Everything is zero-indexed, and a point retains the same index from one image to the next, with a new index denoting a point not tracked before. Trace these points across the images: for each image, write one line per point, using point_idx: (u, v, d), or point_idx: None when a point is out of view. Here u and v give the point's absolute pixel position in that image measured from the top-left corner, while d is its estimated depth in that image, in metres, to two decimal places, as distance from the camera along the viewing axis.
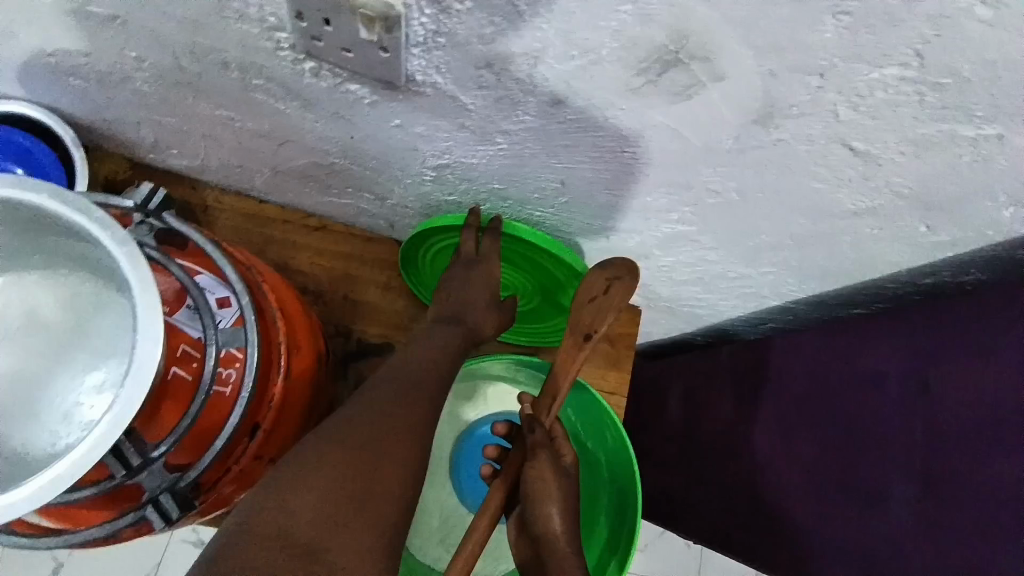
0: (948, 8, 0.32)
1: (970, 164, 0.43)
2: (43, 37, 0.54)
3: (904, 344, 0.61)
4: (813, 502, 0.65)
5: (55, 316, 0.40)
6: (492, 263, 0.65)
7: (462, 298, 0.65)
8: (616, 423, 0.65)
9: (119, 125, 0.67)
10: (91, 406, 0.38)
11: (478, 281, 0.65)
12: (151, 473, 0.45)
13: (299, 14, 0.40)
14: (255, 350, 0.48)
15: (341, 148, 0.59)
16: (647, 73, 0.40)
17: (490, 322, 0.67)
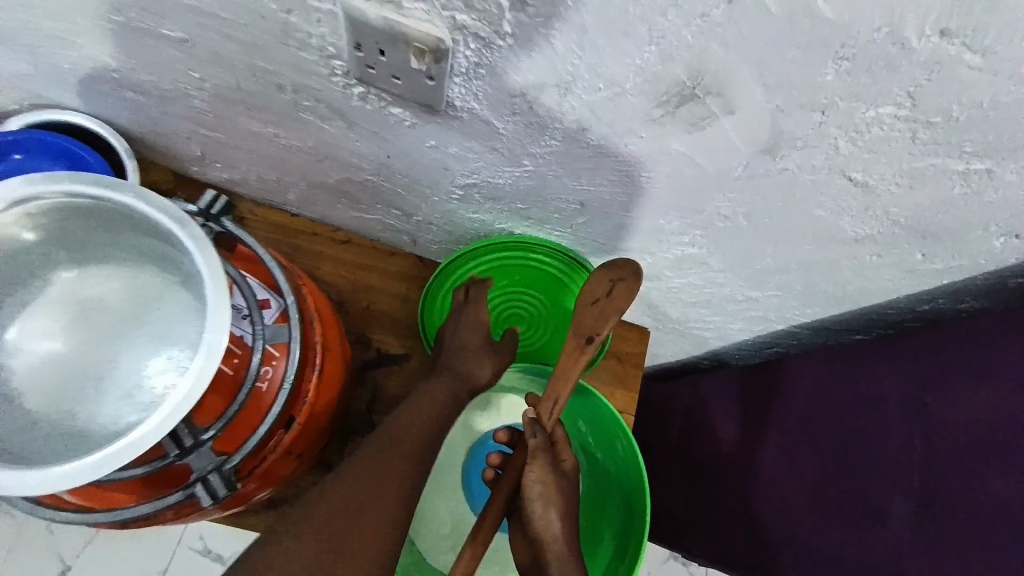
0: (943, 56, 0.36)
1: (963, 196, 0.47)
2: (110, 55, 0.58)
3: (904, 366, 0.63)
4: (812, 519, 0.66)
5: (121, 303, 0.44)
6: (479, 306, 0.75)
7: (462, 335, 0.72)
8: (627, 433, 0.67)
9: (169, 139, 0.71)
10: (153, 389, 0.41)
11: (476, 318, 0.74)
12: (198, 456, 0.48)
13: (358, 45, 0.44)
14: (296, 347, 0.52)
15: (377, 166, 0.64)
16: (666, 105, 0.44)
17: (487, 363, 0.72)
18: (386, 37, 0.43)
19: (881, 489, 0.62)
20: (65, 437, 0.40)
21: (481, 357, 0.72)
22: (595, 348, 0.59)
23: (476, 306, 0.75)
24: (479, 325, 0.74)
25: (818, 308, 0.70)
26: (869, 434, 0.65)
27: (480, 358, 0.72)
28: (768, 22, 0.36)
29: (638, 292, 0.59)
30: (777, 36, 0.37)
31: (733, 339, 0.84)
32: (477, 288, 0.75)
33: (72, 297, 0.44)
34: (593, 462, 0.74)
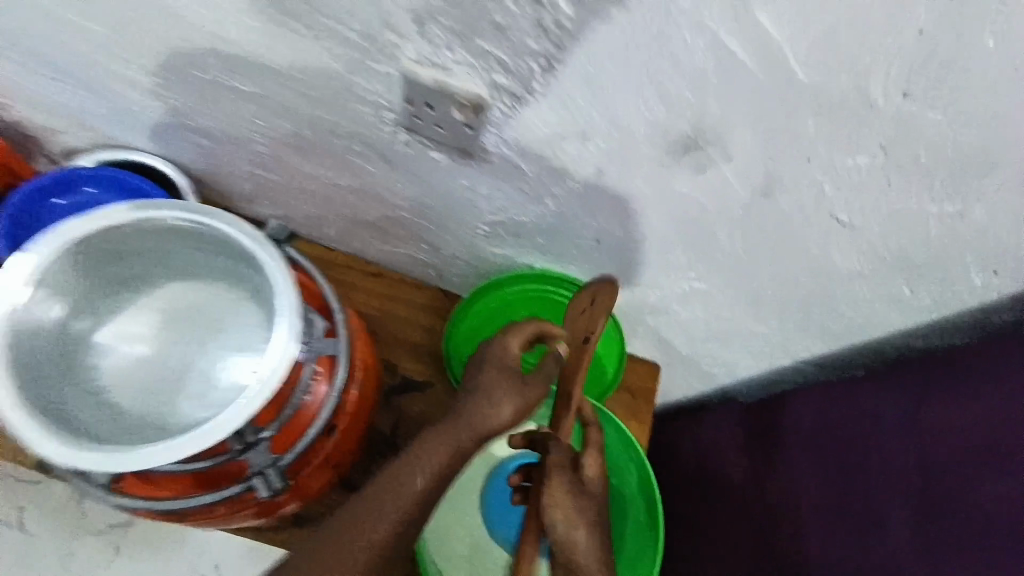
0: (904, 114, 0.42)
1: (941, 236, 0.52)
2: (186, 106, 0.67)
3: (903, 389, 0.66)
4: (813, 525, 0.69)
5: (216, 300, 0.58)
6: (506, 339, 0.61)
7: (488, 368, 0.60)
8: (640, 455, 0.75)
9: (227, 178, 0.80)
10: (243, 372, 0.56)
11: (508, 350, 0.61)
12: (256, 452, 0.54)
13: (409, 100, 0.52)
14: (343, 359, 0.57)
15: (413, 203, 0.72)
16: (673, 152, 0.50)
17: (508, 403, 0.59)
18: (434, 94, 0.50)
19: (887, 487, 0.64)
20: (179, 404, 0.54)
21: (504, 393, 0.59)
22: (594, 345, 0.58)
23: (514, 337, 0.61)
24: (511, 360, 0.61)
25: (820, 341, 0.74)
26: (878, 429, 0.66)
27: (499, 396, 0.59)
28: (762, 89, 0.42)
29: (617, 292, 0.60)
30: (771, 100, 0.43)
31: (741, 373, 0.88)
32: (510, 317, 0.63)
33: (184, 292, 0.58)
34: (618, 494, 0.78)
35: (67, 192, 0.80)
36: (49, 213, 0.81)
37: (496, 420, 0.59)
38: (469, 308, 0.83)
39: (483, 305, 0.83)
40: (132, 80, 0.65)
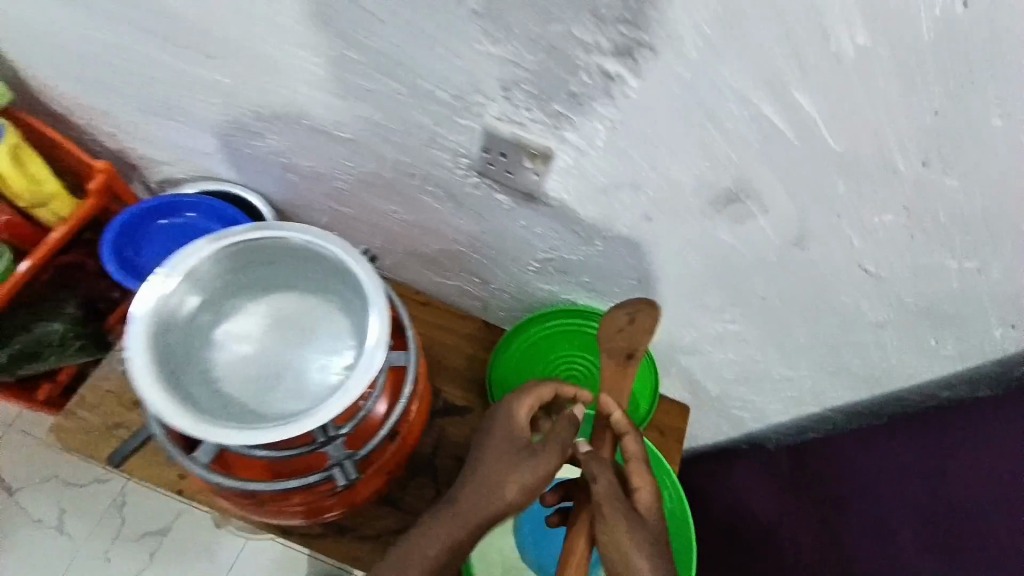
0: (926, 181, 0.47)
1: (961, 290, 0.57)
2: (281, 146, 0.76)
3: (922, 431, 0.71)
4: (824, 541, 0.79)
5: (314, 308, 0.63)
6: (524, 399, 0.65)
7: (496, 438, 0.62)
8: (673, 482, 0.81)
9: (304, 210, 0.89)
10: (336, 373, 0.60)
11: (518, 422, 0.63)
12: (335, 447, 0.60)
13: (487, 150, 0.60)
14: (412, 367, 0.64)
15: (471, 240, 0.80)
16: (716, 204, 0.57)
17: (513, 474, 0.59)
18: (510, 145, 0.58)
19: (903, 517, 0.71)
20: (280, 398, 0.59)
21: (509, 461, 0.59)
22: (636, 362, 0.67)
23: (524, 403, 0.65)
24: (522, 431, 0.63)
25: (847, 386, 0.78)
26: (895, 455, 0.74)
27: (504, 468, 0.59)
28: (801, 156, 0.49)
29: (657, 318, 0.66)
30: (809, 167, 0.49)
31: (769, 415, 0.91)
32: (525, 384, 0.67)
33: (286, 303, 0.63)
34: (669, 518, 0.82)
35: (171, 213, 0.88)
36: (148, 230, 0.88)
37: (504, 491, 0.58)
38: (515, 334, 0.89)
39: (529, 333, 0.89)
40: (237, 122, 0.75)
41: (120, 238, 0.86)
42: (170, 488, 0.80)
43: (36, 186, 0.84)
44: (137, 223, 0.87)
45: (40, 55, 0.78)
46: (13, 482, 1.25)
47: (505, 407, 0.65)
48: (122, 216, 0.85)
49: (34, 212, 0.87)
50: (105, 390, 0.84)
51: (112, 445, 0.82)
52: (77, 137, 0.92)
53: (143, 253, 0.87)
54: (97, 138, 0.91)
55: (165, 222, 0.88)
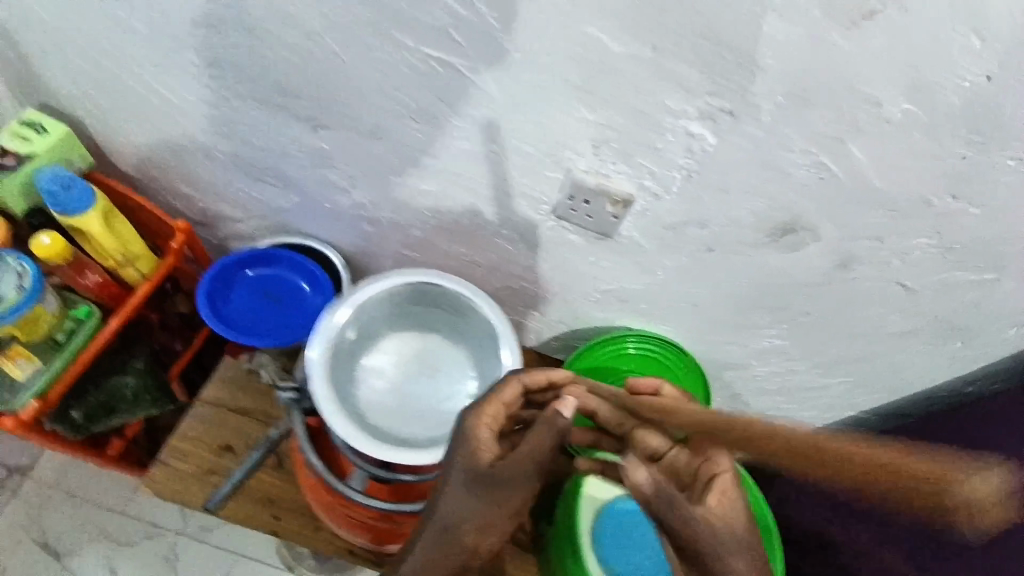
0: (955, 210, 0.58)
1: (985, 297, 0.67)
2: (362, 200, 0.84)
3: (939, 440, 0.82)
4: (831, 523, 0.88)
5: (433, 345, 0.79)
6: (484, 408, 0.61)
7: (457, 471, 0.60)
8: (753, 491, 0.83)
9: (371, 256, 0.96)
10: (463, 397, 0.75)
11: (477, 450, 0.60)
12: None
13: (570, 197, 0.69)
14: None
15: (535, 276, 0.87)
16: (773, 235, 0.66)
17: (471, 510, 0.60)
18: (594, 193, 0.68)
19: None
20: (422, 421, 0.74)
21: (468, 498, 0.60)
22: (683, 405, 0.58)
23: (481, 422, 0.61)
24: (485, 456, 0.60)
25: (881, 390, 0.87)
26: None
27: (471, 503, 0.59)
28: (850, 194, 0.58)
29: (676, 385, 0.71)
30: (857, 203, 0.59)
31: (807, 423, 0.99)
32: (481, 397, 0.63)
33: (407, 343, 0.78)
34: None
35: (264, 265, 0.94)
36: (230, 277, 0.93)
37: (464, 535, 0.60)
38: (578, 360, 0.93)
39: (589, 359, 0.93)
40: (322, 180, 0.83)
41: (215, 281, 0.92)
42: (262, 527, 0.87)
43: (125, 245, 0.89)
44: (232, 269, 0.92)
45: (133, 125, 0.84)
46: (60, 547, 1.25)
47: (461, 433, 0.61)
48: (220, 262, 0.91)
49: (120, 271, 0.91)
50: (193, 437, 0.90)
51: (206, 489, 0.88)
52: (153, 196, 0.98)
53: (230, 298, 0.93)
54: (174, 198, 0.98)
55: (253, 273, 0.93)
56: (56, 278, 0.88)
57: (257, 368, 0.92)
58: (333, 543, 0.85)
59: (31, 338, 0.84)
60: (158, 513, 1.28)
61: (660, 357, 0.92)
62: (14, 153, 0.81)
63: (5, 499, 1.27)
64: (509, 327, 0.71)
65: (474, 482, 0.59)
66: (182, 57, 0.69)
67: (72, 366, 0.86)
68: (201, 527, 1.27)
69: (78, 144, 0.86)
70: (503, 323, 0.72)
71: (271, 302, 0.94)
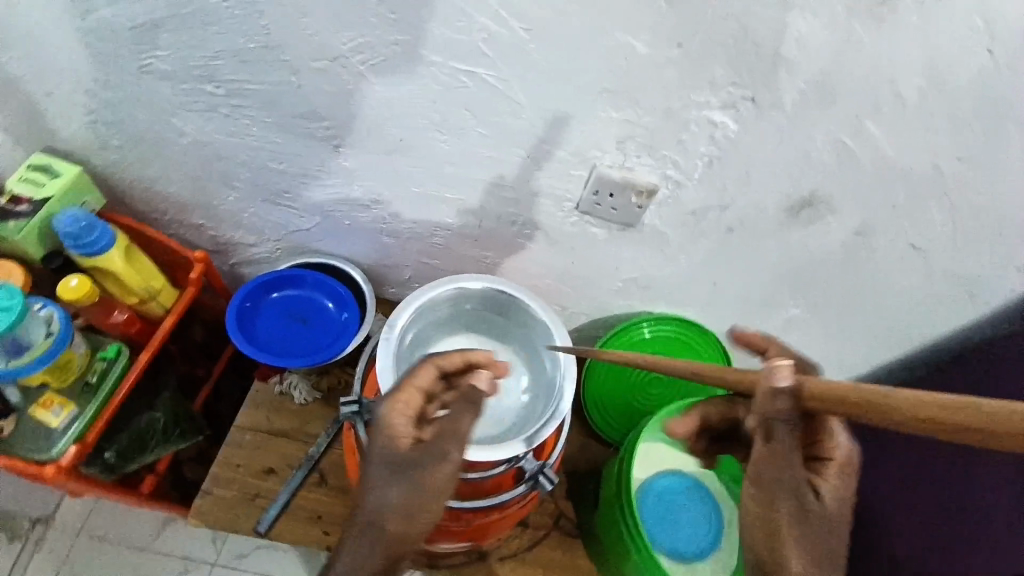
0: (962, 173, 0.62)
1: (991, 251, 0.71)
2: (383, 215, 0.85)
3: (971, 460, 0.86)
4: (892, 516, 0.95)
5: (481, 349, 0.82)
6: (403, 393, 0.61)
7: (375, 464, 0.58)
8: None
9: (392, 268, 0.97)
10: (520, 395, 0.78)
11: (396, 437, 0.59)
12: (530, 459, 0.70)
13: (597, 193, 0.72)
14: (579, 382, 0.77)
15: (558, 273, 0.90)
16: (792, 212, 0.70)
17: (394, 499, 0.57)
18: (620, 186, 0.70)
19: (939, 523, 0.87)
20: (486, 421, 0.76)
21: (389, 486, 0.58)
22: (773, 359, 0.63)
23: (396, 409, 0.60)
24: (403, 441, 0.59)
25: (895, 348, 0.92)
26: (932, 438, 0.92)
27: (389, 495, 0.57)
28: (867, 167, 0.63)
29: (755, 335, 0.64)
30: (873, 173, 0.63)
31: None
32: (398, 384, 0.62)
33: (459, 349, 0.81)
34: None
35: (290, 285, 0.95)
36: (257, 300, 0.93)
37: (386, 528, 0.57)
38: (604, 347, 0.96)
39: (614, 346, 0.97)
40: (343, 198, 0.83)
41: (245, 302, 0.92)
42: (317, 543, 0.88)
43: (146, 280, 0.89)
44: (259, 290, 0.93)
45: (147, 161, 0.83)
46: None
47: (377, 423, 0.59)
48: (249, 284, 0.91)
49: (143, 306, 0.90)
50: (235, 463, 0.91)
51: (255, 514, 0.88)
52: (165, 229, 0.98)
53: (258, 321, 0.93)
54: (186, 229, 0.97)
55: (279, 295, 0.94)
56: (82, 319, 0.89)
57: (290, 389, 0.94)
58: None
59: (65, 383, 0.84)
60: (189, 546, 1.24)
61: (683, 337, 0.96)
62: (29, 200, 0.80)
63: (29, 551, 1.24)
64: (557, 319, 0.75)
65: (390, 470, 0.58)
66: (202, 90, 0.70)
67: (107, 407, 0.86)
68: (234, 555, 1.24)
69: (90, 184, 0.86)
70: (552, 316, 0.75)
71: (299, 322, 0.94)
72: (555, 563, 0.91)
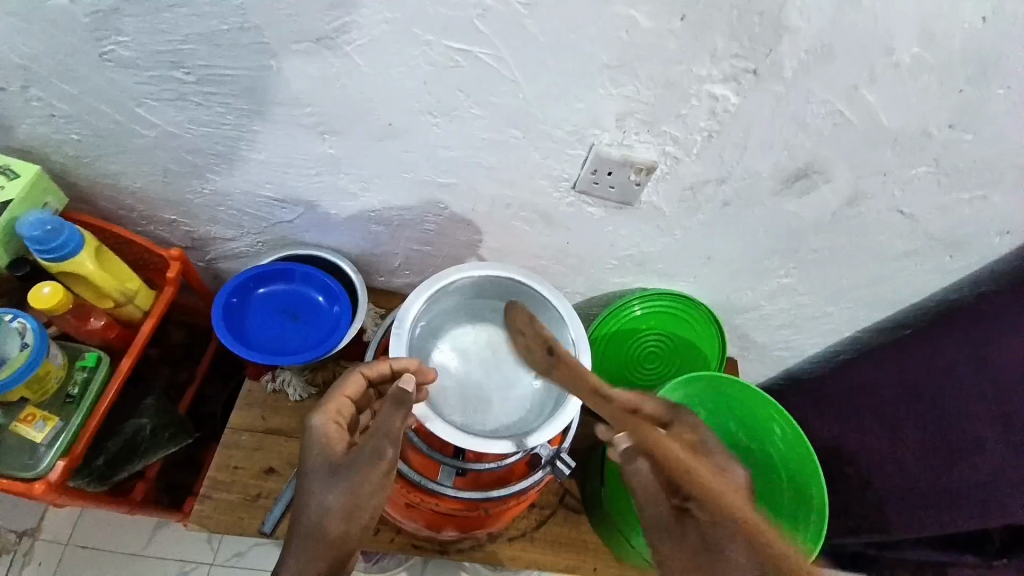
0: (953, 138, 0.63)
1: (976, 213, 0.74)
2: (372, 202, 0.82)
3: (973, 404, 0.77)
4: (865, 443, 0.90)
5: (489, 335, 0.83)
6: (330, 403, 0.66)
7: (311, 471, 0.61)
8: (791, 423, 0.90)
9: (381, 256, 0.95)
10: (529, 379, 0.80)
11: (330, 443, 0.63)
12: (545, 447, 0.70)
13: (595, 171, 0.71)
14: None
15: (554, 254, 0.88)
16: (788, 181, 0.70)
17: (333, 501, 0.59)
18: (618, 163, 0.69)
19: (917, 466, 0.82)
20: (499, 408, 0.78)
21: (327, 490, 0.60)
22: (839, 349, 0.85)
23: (328, 419, 0.64)
24: (337, 447, 0.63)
25: (880, 310, 0.95)
26: (948, 395, 0.81)
27: (326, 498, 0.59)
28: (863, 135, 0.63)
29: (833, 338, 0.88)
30: (867, 142, 0.64)
31: (807, 349, 1.08)
32: (326, 396, 0.67)
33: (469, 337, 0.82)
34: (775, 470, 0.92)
35: (278, 280, 0.91)
36: (246, 296, 0.90)
37: (327, 528, 0.59)
38: (600, 325, 0.97)
39: (610, 323, 0.97)
40: (330, 187, 0.80)
41: (232, 298, 0.88)
42: None
43: (121, 282, 0.84)
44: (247, 286, 0.89)
45: (114, 157, 0.78)
46: None
47: (309, 434, 0.63)
48: (237, 278, 0.87)
49: (120, 310, 0.86)
50: (234, 466, 0.88)
51: (259, 515, 0.86)
52: (136, 227, 0.93)
53: (248, 319, 0.90)
54: (160, 226, 0.92)
55: (270, 290, 0.91)
56: (55, 327, 0.84)
57: (284, 386, 0.92)
58: (395, 542, 0.85)
59: (43, 396, 0.80)
60: (187, 547, 1.22)
61: (677, 311, 0.97)
62: None
63: (16, 566, 1.19)
64: (566, 304, 0.76)
65: (325, 477, 0.60)
66: (171, 77, 0.65)
67: (92, 418, 0.82)
68: (234, 552, 1.22)
69: (51, 184, 0.80)
70: (561, 302, 0.75)
71: (290, 319, 0.92)
72: (564, 539, 0.92)
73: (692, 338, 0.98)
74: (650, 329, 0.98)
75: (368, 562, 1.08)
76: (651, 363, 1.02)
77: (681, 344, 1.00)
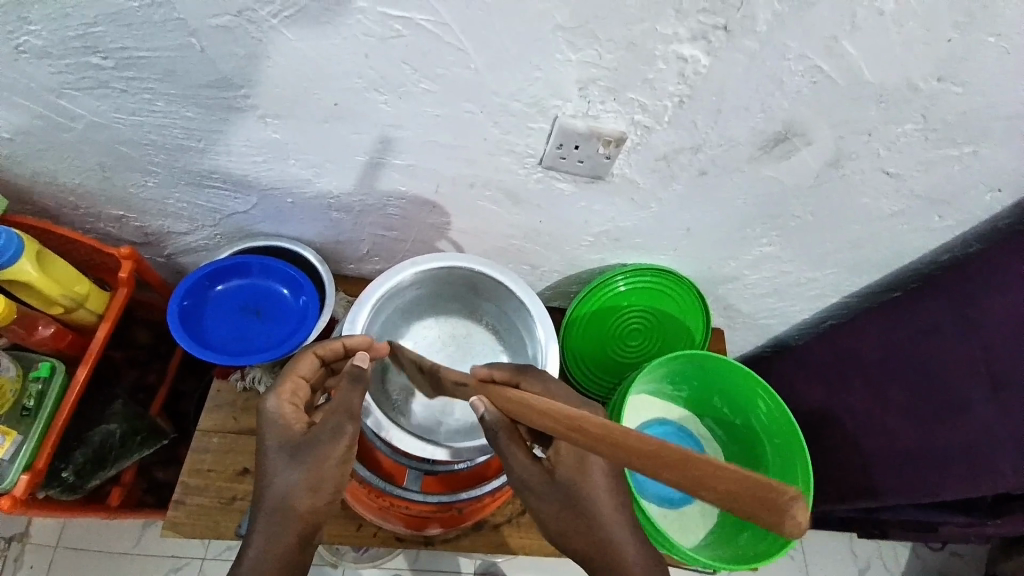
0: (941, 91, 0.59)
1: (963, 171, 0.70)
2: (326, 188, 0.77)
3: (965, 374, 0.75)
4: (857, 419, 0.89)
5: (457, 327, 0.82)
6: (283, 383, 0.62)
7: (272, 452, 0.58)
8: (775, 399, 0.86)
9: (346, 244, 0.90)
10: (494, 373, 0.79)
11: (288, 424, 0.59)
12: None
13: (560, 145, 0.66)
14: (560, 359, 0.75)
15: (525, 233, 0.84)
16: (766, 147, 0.66)
17: (297, 479, 0.56)
18: (584, 136, 0.64)
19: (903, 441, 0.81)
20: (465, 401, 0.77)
21: (290, 469, 0.56)
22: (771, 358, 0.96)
23: (283, 401, 0.61)
24: (296, 427, 0.59)
25: (865, 274, 0.92)
26: (934, 357, 0.79)
27: (289, 478, 0.56)
28: (845, 92, 0.58)
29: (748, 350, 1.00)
30: (849, 100, 0.59)
31: (793, 316, 1.05)
32: (279, 376, 0.63)
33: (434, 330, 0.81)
34: (760, 446, 0.91)
35: (235, 275, 0.87)
36: (201, 296, 0.86)
37: (292, 508, 0.56)
38: (579, 304, 0.93)
39: (589, 302, 0.94)
40: (285, 175, 0.75)
41: (185, 300, 0.83)
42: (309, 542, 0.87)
43: (68, 287, 0.79)
44: (202, 285, 0.85)
45: (44, 153, 0.72)
46: None
47: (265, 416, 0.60)
48: (188, 278, 0.83)
49: (71, 317, 0.82)
50: (205, 470, 0.86)
51: (235, 518, 0.83)
52: (83, 226, 0.87)
53: (205, 319, 0.86)
54: (107, 223, 0.87)
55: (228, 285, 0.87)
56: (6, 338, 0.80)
57: (254, 383, 0.88)
58: (379, 537, 0.83)
59: None
60: (177, 543, 1.21)
61: (657, 285, 0.93)
62: None
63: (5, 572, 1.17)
64: (532, 292, 0.72)
65: (287, 456, 0.57)
66: (88, 63, 0.59)
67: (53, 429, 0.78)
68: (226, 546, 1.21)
69: None
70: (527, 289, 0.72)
71: (252, 313, 0.88)
72: None
73: (673, 312, 0.95)
74: (631, 305, 0.95)
75: (358, 551, 1.09)
76: (635, 339, 0.99)
77: (662, 319, 0.96)
